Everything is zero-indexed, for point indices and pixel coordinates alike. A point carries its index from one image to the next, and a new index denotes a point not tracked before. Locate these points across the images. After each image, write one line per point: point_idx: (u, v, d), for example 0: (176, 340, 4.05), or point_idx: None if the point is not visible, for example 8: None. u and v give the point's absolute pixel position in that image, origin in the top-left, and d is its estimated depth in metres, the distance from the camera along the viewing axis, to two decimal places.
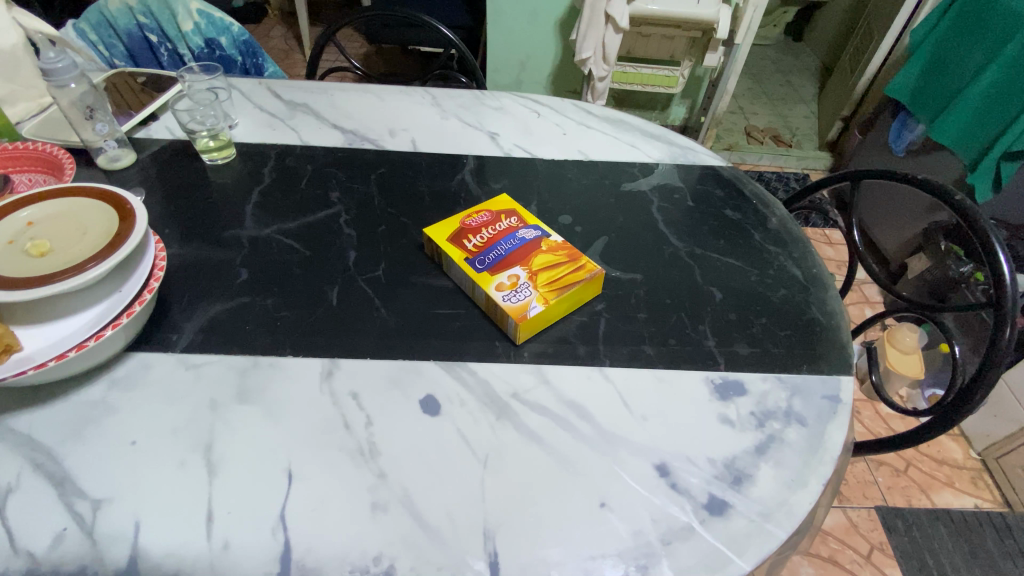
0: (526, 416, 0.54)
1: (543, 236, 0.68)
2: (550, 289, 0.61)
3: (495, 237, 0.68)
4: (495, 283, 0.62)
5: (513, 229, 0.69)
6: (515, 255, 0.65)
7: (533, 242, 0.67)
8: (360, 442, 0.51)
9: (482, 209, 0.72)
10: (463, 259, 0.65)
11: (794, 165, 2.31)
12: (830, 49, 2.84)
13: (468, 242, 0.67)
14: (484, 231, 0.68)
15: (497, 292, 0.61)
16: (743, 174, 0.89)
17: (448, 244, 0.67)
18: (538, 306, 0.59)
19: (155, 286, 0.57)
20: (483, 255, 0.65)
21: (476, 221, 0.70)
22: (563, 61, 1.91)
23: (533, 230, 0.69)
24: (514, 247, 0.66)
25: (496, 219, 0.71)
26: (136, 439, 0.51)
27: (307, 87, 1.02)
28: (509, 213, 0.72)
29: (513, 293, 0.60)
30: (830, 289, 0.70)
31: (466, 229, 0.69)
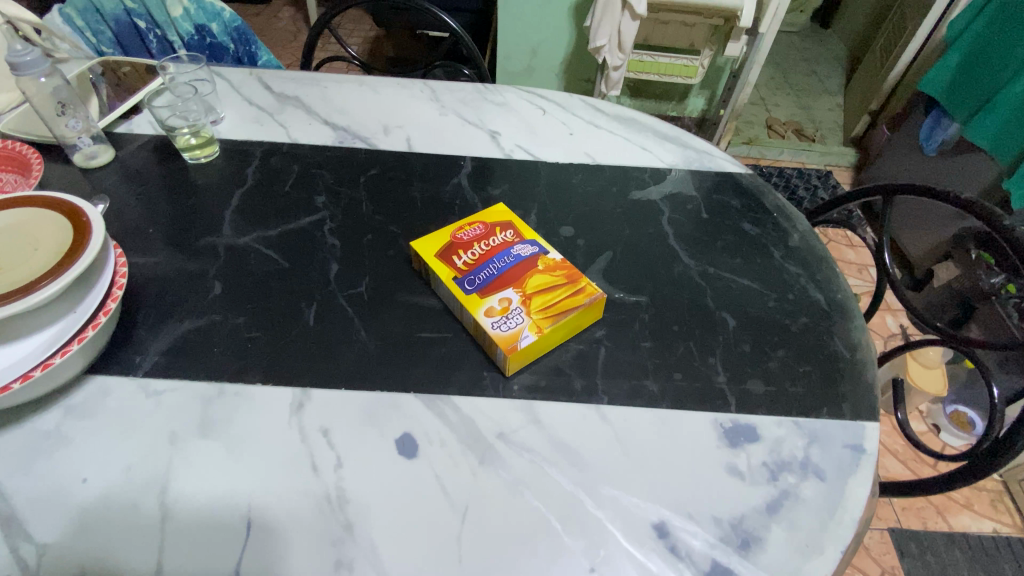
0: (511, 461, 0.49)
1: (540, 252, 0.63)
2: (544, 316, 0.56)
3: (488, 253, 0.62)
4: (485, 307, 0.56)
5: (507, 244, 0.63)
6: (507, 275, 0.59)
7: (529, 261, 0.62)
8: (327, 487, 0.47)
9: (475, 220, 0.67)
10: (451, 278, 0.59)
11: (816, 161, 2.21)
12: (859, 38, 2.70)
13: (457, 258, 0.61)
14: (477, 246, 0.63)
15: (485, 318, 0.55)
16: (763, 184, 0.82)
17: (436, 261, 0.61)
18: (530, 336, 0.54)
19: (111, 307, 0.52)
20: (473, 274, 0.59)
21: (469, 235, 0.64)
22: (576, 49, 1.82)
23: (530, 246, 0.64)
24: (508, 266, 0.60)
25: (490, 233, 0.65)
26: (87, 476, 0.47)
27: (298, 78, 0.97)
28: (504, 226, 0.66)
29: (503, 320, 0.55)
30: (855, 318, 0.64)
31: (456, 243, 0.63)
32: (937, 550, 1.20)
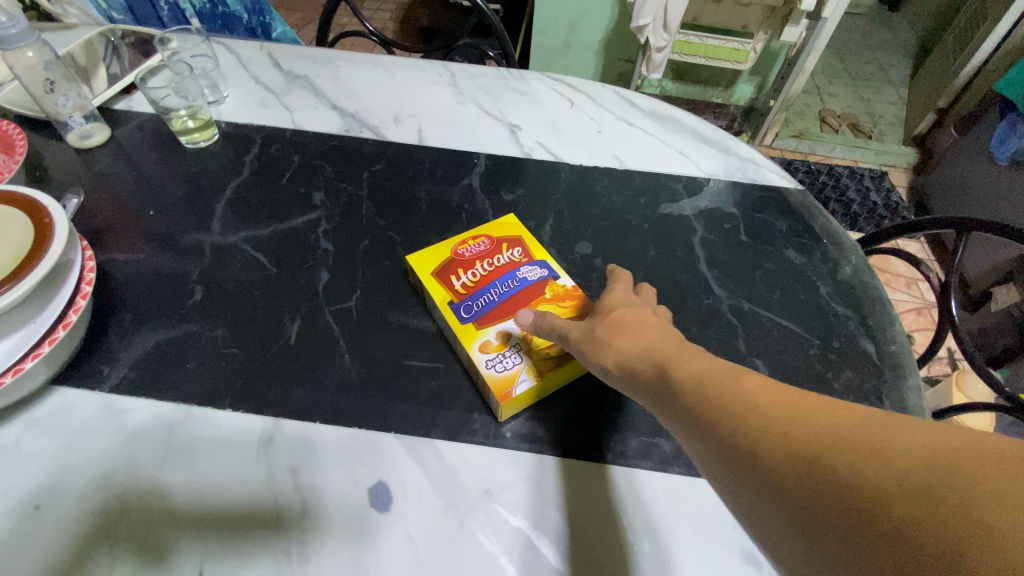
0: (495, 525, 0.43)
1: (549, 277, 0.56)
2: (547, 357, 0.49)
3: (491, 275, 0.55)
4: (481, 341, 0.50)
5: (514, 266, 0.57)
6: (509, 304, 0.53)
7: (535, 287, 0.55)
8: (288, 540, 0.42)
9: (481, 234, 0.60)
10: (446, 303, 0.53)
11: (871, 160, 2.04)
12: (932, 24, 2.45)
13: (456, 279, 0.55)
14: (480, 265, 0.56)
15: (479, 354, 0.49)
16: (814, 204, 0.72)
17: (432, 281, 0.55)
18: (528, 381, 0.48)
19: (70, 322, 0.47)
20: (471, 300, 0.53)
21: (471, 252, 0.58)
22: (616, 27, 1.69)
23: (538, 269, 0.56)
24: (511, 292, 0.54)
25: (495, 250, 0.58)
26: (39, 502, 0.44)
27: (310, 54, 0.90)
28: (511, 242, 0.59)
29: (499, 359, 0.49)
30: (910, 377, 0.55)
31: (457, 261, 0.56)
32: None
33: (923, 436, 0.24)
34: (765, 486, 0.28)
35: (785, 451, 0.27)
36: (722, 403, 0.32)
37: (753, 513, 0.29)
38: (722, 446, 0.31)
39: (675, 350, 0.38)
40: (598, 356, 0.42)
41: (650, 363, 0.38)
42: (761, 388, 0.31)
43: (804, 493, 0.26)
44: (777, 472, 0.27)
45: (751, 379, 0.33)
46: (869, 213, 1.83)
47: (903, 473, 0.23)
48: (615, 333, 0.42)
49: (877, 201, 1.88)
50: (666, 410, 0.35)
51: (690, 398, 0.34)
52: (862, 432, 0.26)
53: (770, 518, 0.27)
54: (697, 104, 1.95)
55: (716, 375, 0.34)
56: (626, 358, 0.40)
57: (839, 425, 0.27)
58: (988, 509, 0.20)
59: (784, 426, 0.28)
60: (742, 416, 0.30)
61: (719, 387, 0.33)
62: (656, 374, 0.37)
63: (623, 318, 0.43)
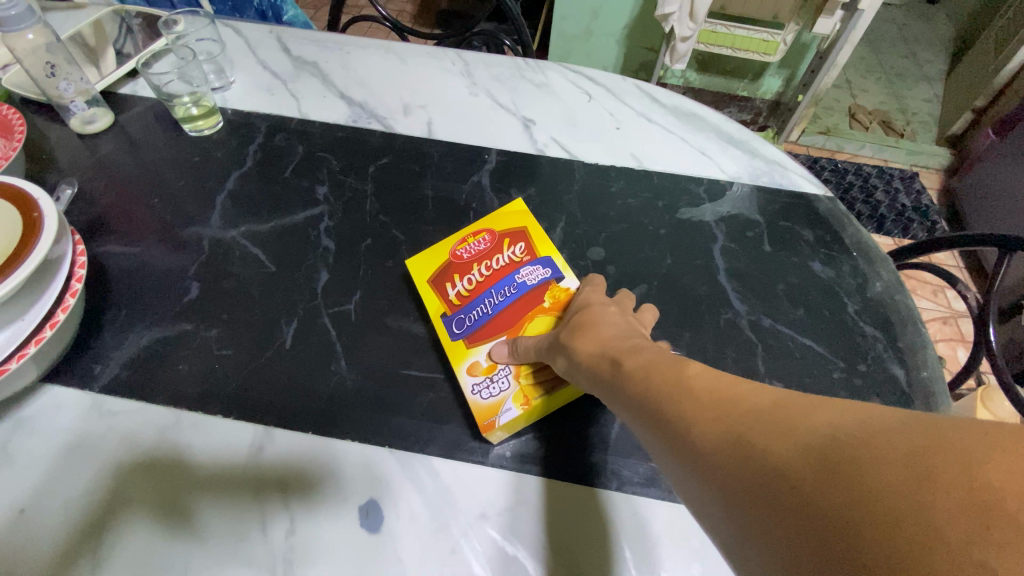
0: (488, 552, 0.41)
1: (551, 280, 0.52)
2: (535, 384, 0.47)
3: (488, 280, 0.52)
4: (471, 365, 0.48)
5: (513, 267, 0.53)
6: (503, 319, 0.50)
7: (535, 292, 0.51)
8: (274, 556, 0.41)
9: (482, 227, 0.56)
10: (440, 315, 0.51)
11: (902, 160, 1.95)
12: (974, 16, 2.32)
13: (451, 287, 0.52)
14: (477, 268, 0.53)
15: (466, 377, 0.48)
16: (844, 213, 0.67)
17: (427, 288, 0.53)
18: (513, 410, 0.45)
19: (59, 320, 0.46)
20: (464, 314, 0.51)
21: (469, 251, 0.54)
22: (640, 15, 1.62)
23: (541, 269, 0.53)
24: (507, 301, 0.51)
25: (495, 248, 0.55)
26: (24, 505, 0.43)
27: (320, 39, 0.86)
28: (513, 236, 0.55)
29: (486, 384, 0.47)
30: (942, 407, 0.51)
31: (454, 265, 0.53)
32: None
33: (842, 415, 0.24)
34: (698, 468, 0.27)
35: (714, 433, 0.27)
36: (667, 394, 0.32)
37: (692, 497, 0.28)
38: (663, 429, 0.31)
39: (631, 349, 0.39)
40: (564, 361, 0.43)
41: (606, 360, 0.39)
42: (702, 378, 0.32)
43: (728, 475, 0.26)
44: (706, 454, 0.27)
45: (694, 369, 0.33)
46: (897, 216, 1.76)
47: (810, 449, 0.23)
48: (576, 333, 0.43)
49: (906, 204, 1.80)
50: (619, 404, 0.36)
51: (639, 390, 0.34)
52: (783, 413, 0.26)
53: (702, 501, 0.27)
54: (721, 97, 1.88)
55: (663, 368, 0.34)
56: (585, 357, 0.41)
57: (765, 407, 0.27)
58: (882, 475, 0.20)
59: (717, 412, 0.28)
60: (683, 404, 0.30)
61: (665, 379, 0.33)
62: (611, 371, 0.38)
63: (587, 321, 0.44)
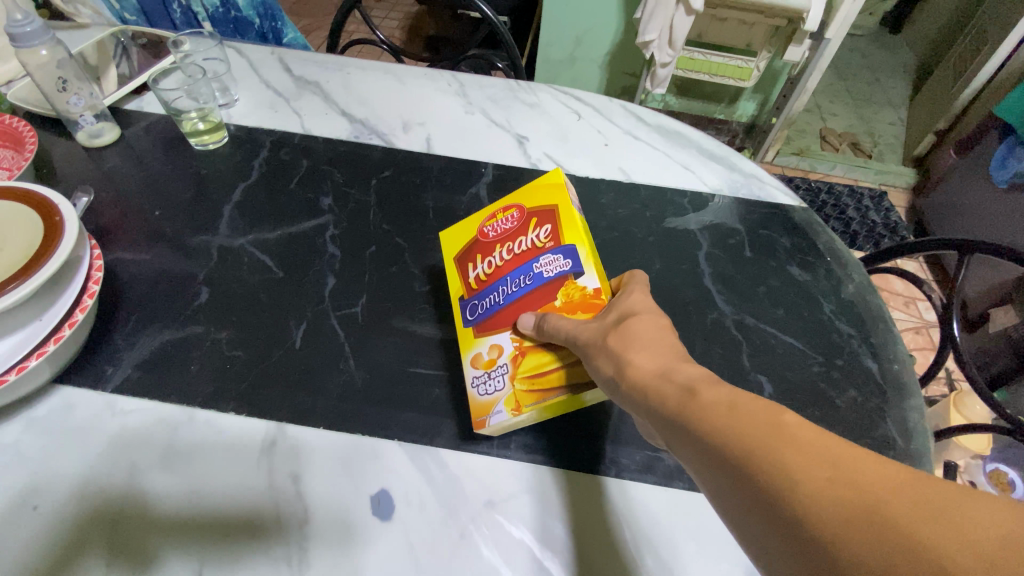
0: (495, 537, 0.43)
1: (569, 275, 0.47)
2: (529, 390, 0.45)
3: (507, 265, 0.50)
4: (476, 353, 0.49)
5: (533, 254, 0.49)
6: (510, 311, 0.48)
7: (549, 286, 0.47)
8: (288, 547, 0.42)
9: (514, 205, 0.53)
10: (458, 298, 0.53)
11: (871, 180, 2.06)
12: (933, 47, 2.49)
13: (473, 269, 0.53)
14: (499, 250, 0.52)
15: (470, 367, 0.49)
16: (818, 222, 0.72)
17: (455, 266, 0.55)
18: (502, 413, 0.46)
19: (76, 322, 0.48)
20: (478, 299, 0.51)
21: (496, 230, 0.53)
22: (622, 42, 1.71)
23: (561, 259, 0.48)
24: (518, 292, 0.48)
25: (522, 228, 0.51)
26: (37, 502, 0.43)
27: (321, 61, 0.90)
28: (542, 216, 0.51)
29: (485, 379, 0.47)
30: (912, 396, 0.55)
31: (480, 245, 0.53)
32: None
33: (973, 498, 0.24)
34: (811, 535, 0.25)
35: (828, 495, 0.26)
36: (762, 444, 0.29)
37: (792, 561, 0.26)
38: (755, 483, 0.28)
39: (703, 377, 0.35)
40: (613, 369, 0.38)
41: (670, 384, 0.35)
42: (800, 429, 0.29)
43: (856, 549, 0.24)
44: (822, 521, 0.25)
45: (789, 415, 0.30)
46: (869, 232, 1.85)
47: (982, 550, 0.22)
48: (628, 345, 0.39)
49: (877, 220, 1.89)
50: (689, 443, 0.32)
51: (720, 432, 0.30)
52: (913, 490, 0.25)
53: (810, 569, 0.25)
54: (700, 120, 1.97)
55: (747, 408, 0.31)
56: (643, 378, 0.36)
57: (885, 476, 0.26)
58: None
59: (836, 479, 0.26)
60: (788, 460, 0.27)
61: (754, 424, 0.30)
62: (682, 401, 0.33)
63: (638, 332, 0.40)
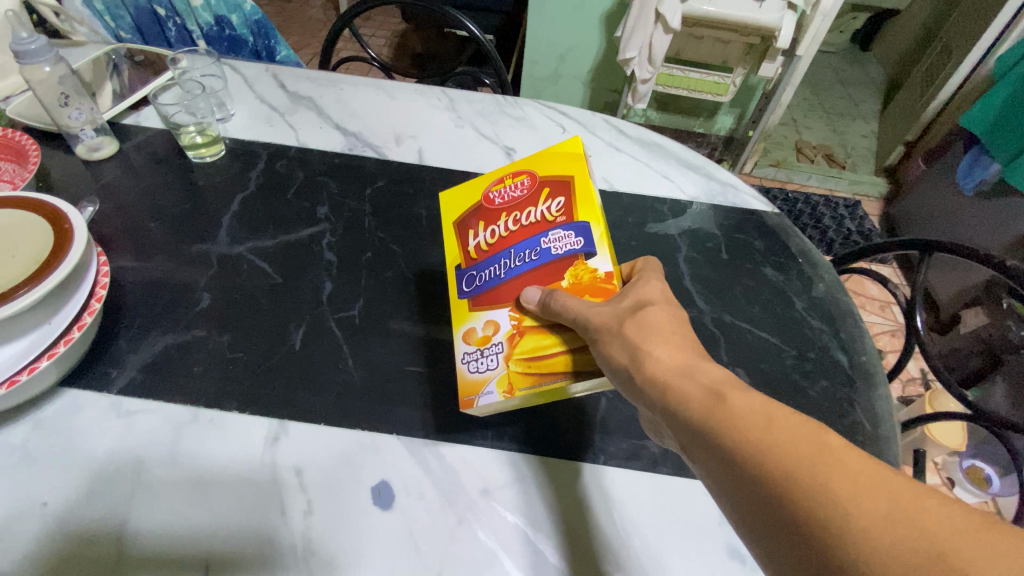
0: (490, 523, 0.45)
1: (580, 254, 0.48)
2: (524, 373, 0.45)
3: (514, 236, 0.51)
4: (473, 323, 0.49)
5: (543, 228, 0.50)
6: (513, 286, 0.48)
7: (558, 263, 0.48)
8: (293, 537, 0.43)
9: (525, 173, 0.53)
10: (455, 267, 0.53)
11: (845, 190, 2.14)
12: (901, 63, 2.61)
13: (474, 237, 0.53)
14: (505, 220, 0.52)
15: (461, 343, 0.49)
16: (789, 226, 0.77)
17: (453, 232, 0.54)
18: (492, 394, 0.45)
19: (85, 324, 0.50)
20: (478, 270, 0.51)
21: (503, 197, 0.53)
22: (604, 60, 1.77)
23: (573, 237, 0.48)
24: (525, 267, 0.49)
25: (533, 199, 0.52)
26: (46, 500, 0.45)
27: (315, 77, 0.93)
28: (556, 189, 0.51)
29: (479, 358, 0.47)
30: (879, 386, 0.59)
31: (484, 212, 0.53)
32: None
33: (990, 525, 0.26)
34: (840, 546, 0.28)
35: (859, 514, 0.28)
36: (807, 465, 0.30)
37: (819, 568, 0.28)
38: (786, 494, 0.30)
39: (725, 381, 0.37)
40: (627, 355, 0.40)
41: (700, 391, 0.37)
42: (843, 452, 0.31)
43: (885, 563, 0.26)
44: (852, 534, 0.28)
45: (830, 436, 0.32)
46: (844, 239, 1.91)
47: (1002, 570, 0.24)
48: (647, 336, 0.41)
49: (851, 228, 1.96)
50: (720, 455, 0.34)
51: (762, 446, 0.32)
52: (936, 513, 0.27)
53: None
54: (680, 133, 2.04)
55: (787, 426, 0.33)
56: (664, 374, 0.39)
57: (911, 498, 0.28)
58: None
59: (892, 511, 0.28)
60: (833, 482, 0.29)
61: (799, 445, 0.31)
62: (717, 409, 0.35)
63: (653, 322, 0.43)
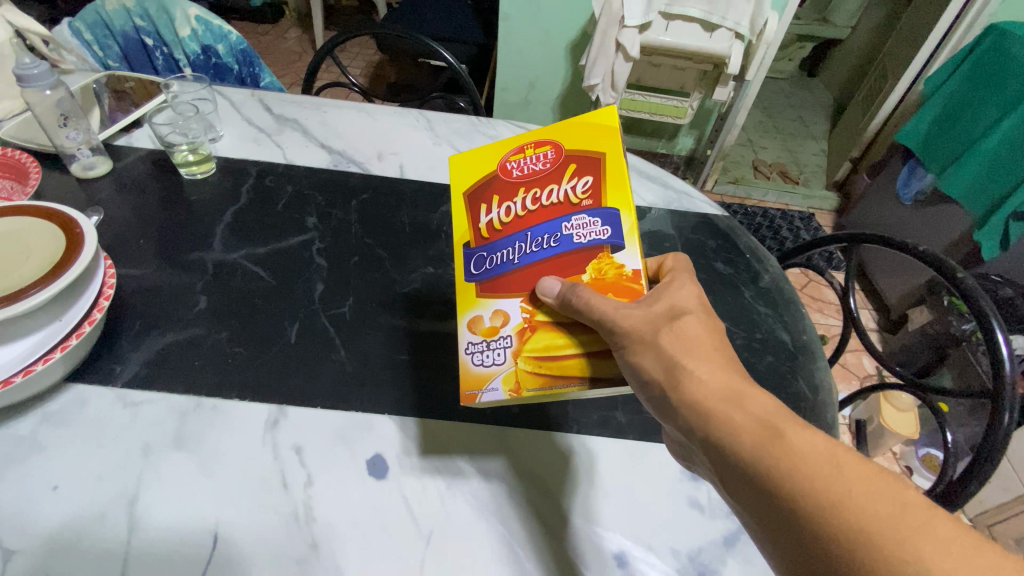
0: (477, 487, 0.50)
1: (605, 246, 0.48)
2: (534, 373, 0.46)
3: (532, 218, 0.50)
4: (481, 307, 0.49)
5: (567, 213, 0.49)
6: (530, 272, 0.49)
7: (580, 254, 0.48)
8: (295, 506, 0.47)
9: (549, 146, 0.51)
10: (464, 245, 0.52)
11: (800, 204, 2.29)
12: (845, 87, 2.83)
13: (487, 213, 0.51)
14: (524, 197, 0.51)
15: (467, 331, 0.49)
16: (739, 227, 0.85)
17: (463, 204, 0.52)
18: (499, 391, 0.46)
19: (96, 317, 0.53)
20: (491, 251, 0.50)
21: (523, 169, 0.51)
22: (571, 87, 1.89)
23: (599, 226, 0.49)
24: (545, 254, 0.49)
25: (558, 175, 0.51)
26: (57, 483, 0.47)
27: (300, 102, 1.00)
28: (584, 167, 0.50)
29: (489, 351, 0.48)
30: (818, 360, 0.67)
31: (502, 186, 0.51)
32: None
33: None
34: None
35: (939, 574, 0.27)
36: (889, 525, 0.29)
37: None
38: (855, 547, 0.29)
39: (778, 412, 0.37)
40: (661, 371, 0.42)
41: (759, 425, 0.36)
42: (928, 512, 0.30)
43: None
44: None
45: (911, 493, 0.31)
46: None
47: None
48: (686, 352, 0.43)
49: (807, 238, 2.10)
50: (782, 498, 0.33)
51: (830, 498, 0.31)
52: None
53: None
54: (645, 154, 2.16)
55: (856, 475, 0.32)
56: (708, 399, 0.39)
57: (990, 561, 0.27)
58: None
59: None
60: (914, 545, 0.28)
61: (877, 501, 0.31)
62: (775, 446, 0.35)
63: (689, 333, 0.44)
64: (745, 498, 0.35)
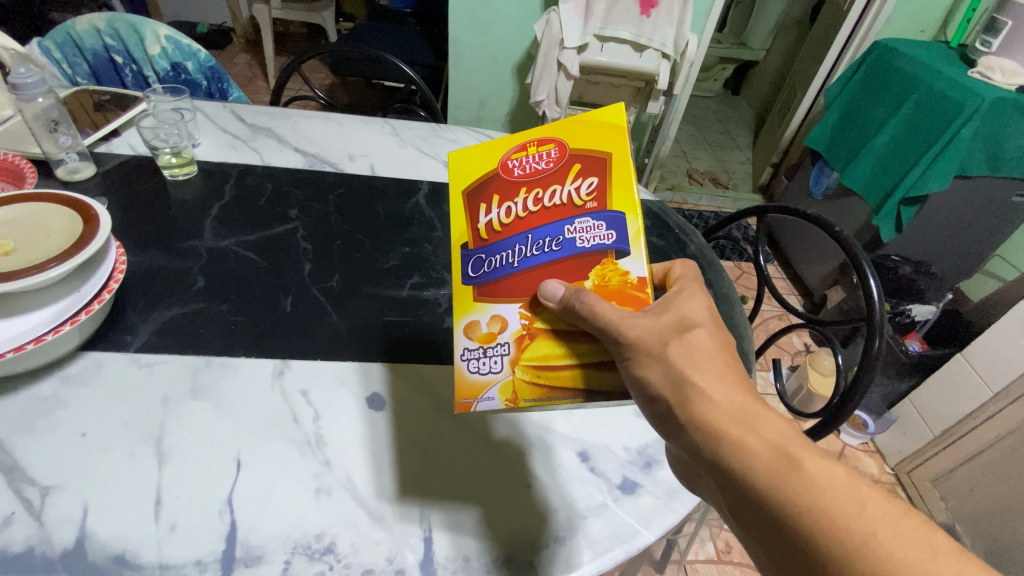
0: (466, 415, 0.59)
1: (611, 252, 0.50)
2: (531, 383, 0.48)
3: (533, 219, 0.51)
4: (477, 312, 0.51)
5: (570, 215, 0.51)
6: (531, 275, 0.50)
7: (584, 260, 0.50)
8: (307, 434, 0.55)
9: (552, 145, 0.53)
10: (462, 246, 0.53)
11: (731, 206, 2.52)
12: (764, 101, 3.16)
13: (486, 213, 0.53)
14: (526, 198, 0.52)
15: (464, 336, 0.51)
16: (668, 208, 1.00)
17: (461, 204, 0.54)
18: (494, 399, 0.48)
19: (114, 288, 0.59)
20: (490, 253, 0.52)
21: (525, 167, 0.53)
22: (518, 104, 2.03)
23: (605, 231, 0.50)
24: (546, 258, 0.50)
25: (561, 175, 0.52)
26: (85, 431, 0.53)
27: (270, 113, 1.07)
28: (589, 167, 0.51)
29: (485, 358, 0.50)
30: (735, 308, 0.82)
31: (502, 186, 0.53)
32: (731, 559, 1.16)
33: None
34: None
35: None
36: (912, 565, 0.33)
37: None
38: None
39: (795, 440, 0.39)
40: (668, 386, 0.44)
41: (778, 455, 0.38)
42: (957, 560, 0.33)
43: None
44: None
45: (938, 537, 0.34)
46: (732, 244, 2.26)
47: None
48: (694, 367, 0.44)
49: None
50: (800, 530, 0.36)
51: (855, 540, 0.34)
52: None
53: None
54: None
55: (882, 515, 0.35)
56: (721, 424, 0.41)
57: None
58: None
59: None
60: None
61: (907, 547, 0.34)
62: (792, 478, 0.37)
63: (700, 349, 0.45)
64: (761, 532, 0.38)
